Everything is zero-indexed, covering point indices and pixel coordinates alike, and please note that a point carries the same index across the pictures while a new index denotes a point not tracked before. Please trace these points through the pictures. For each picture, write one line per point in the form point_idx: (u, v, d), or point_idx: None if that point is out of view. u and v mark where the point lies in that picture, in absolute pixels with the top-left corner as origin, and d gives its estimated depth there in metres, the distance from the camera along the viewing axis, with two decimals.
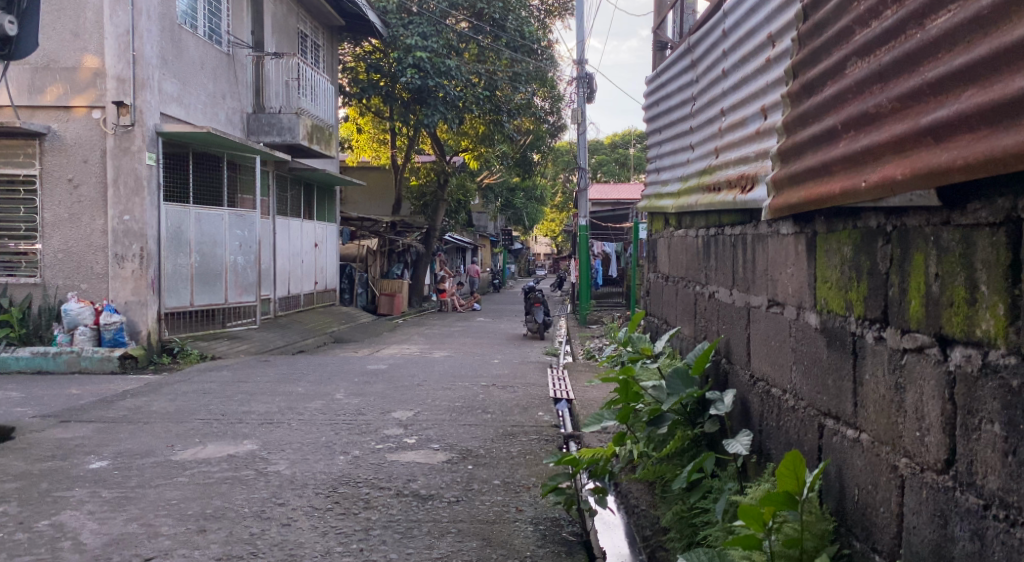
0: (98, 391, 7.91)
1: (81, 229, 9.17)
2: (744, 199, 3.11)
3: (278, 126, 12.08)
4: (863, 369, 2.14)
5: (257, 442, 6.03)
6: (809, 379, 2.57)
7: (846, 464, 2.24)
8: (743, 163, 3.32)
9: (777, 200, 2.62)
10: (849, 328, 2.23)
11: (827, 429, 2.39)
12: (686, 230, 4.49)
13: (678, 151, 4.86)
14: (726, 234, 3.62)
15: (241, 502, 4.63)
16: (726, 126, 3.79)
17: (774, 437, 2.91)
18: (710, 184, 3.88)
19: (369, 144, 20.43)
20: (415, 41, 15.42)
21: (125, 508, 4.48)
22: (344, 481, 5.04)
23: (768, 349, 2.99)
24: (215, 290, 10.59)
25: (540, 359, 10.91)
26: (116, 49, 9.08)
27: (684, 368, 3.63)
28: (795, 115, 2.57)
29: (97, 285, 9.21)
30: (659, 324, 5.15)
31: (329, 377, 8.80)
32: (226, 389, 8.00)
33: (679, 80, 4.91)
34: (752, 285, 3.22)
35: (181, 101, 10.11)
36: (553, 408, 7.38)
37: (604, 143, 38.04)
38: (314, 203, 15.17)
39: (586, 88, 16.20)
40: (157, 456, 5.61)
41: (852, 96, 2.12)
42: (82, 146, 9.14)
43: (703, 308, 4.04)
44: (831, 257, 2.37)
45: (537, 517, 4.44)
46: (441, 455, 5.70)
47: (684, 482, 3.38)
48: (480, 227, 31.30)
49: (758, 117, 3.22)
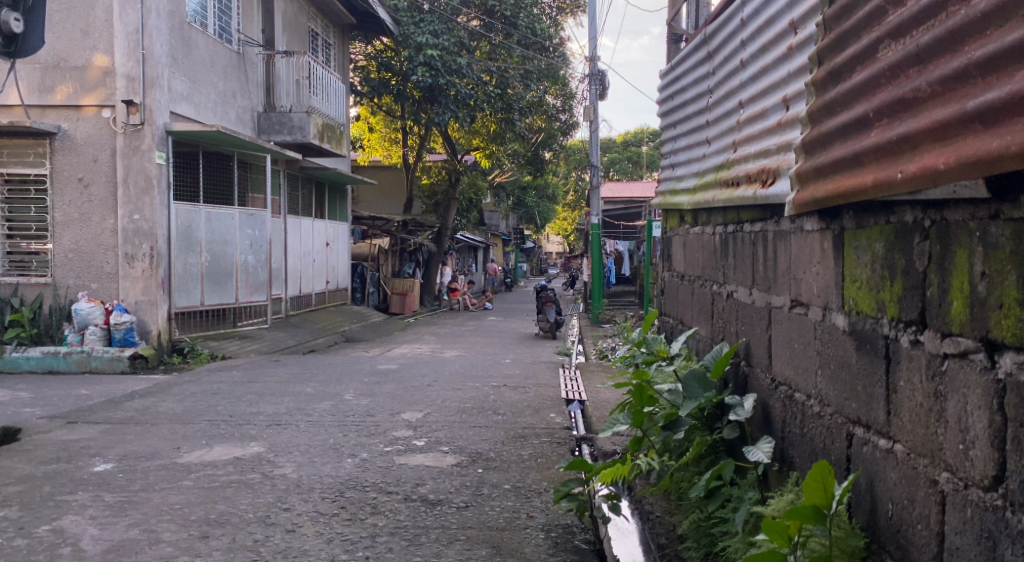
0: (107, 391, 7.83)
1: (91, 228, 9.10)
2: (766, 194, 2.98)
3: (289, 124, 11.98)
4: (897, 374, 2.00)
5: (264, 445, 5.92)
6: (836, 384, 2.43)
7: (878, 476, 2.11)
8: (764, 156, 3.19)
9: (801, 194, 2.48)
10: (881, 331, 2.09)
11: (856, 438, 2.26)
12: (703, 227, 4.35)
13: (694, 146, 4.72)
14: (745, 231, 3.47)
15: (245, 507, 4.52)
16: (745, 118, 3.65)
17: (798, 445, 2.77)
18: (728, 179, 3.74)
19: (381, 143, 20.33)
20: (426, 39, 15.29)
21: (127, 513, 4.37)
22: (352, 485, 4.93)
23: (791, 353, 2.86)
24: (226, 290, 10.51)
25: (551, 359, 10.78)
26: (126, 48, 9.01)
27: (701, 372, 3.54)
28: (819, 104, 2.43)
29: (107, 285, 9.14)
30: (674, 324, 5.01)
31: (338, 378, 8.70)
32: (234, 389, 7.90)
33: (694, 73, 4.77)
34: (773, 284, 3.08)
35: (191, 99, 10.03)
36: (565, 410, 7.25)
37: (616, 140, 37.83)
38: (325, 202, 15.08)
39: (598, 85, 16.05)
40: (162, 458, 5.50)
41: (885, 81, 1.97)
42: (92, 145, 9.07)
43: (720, 309, 3.91)
44: (860, 254, 2.23)
45: (549, 524, 4.31)
46: (450, 458, 5.57)
47: (702, 490, 3.26)
48: (492, 225, 31.21)
49: (779, 108, 3.07)
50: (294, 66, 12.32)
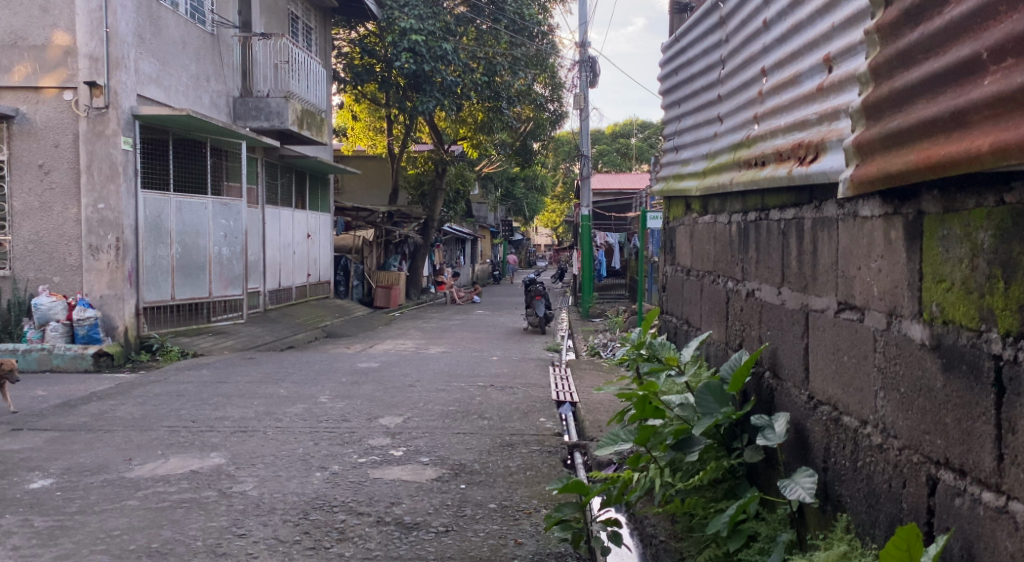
0: (65, 392, 7.25)
1: (52, 218, 8.48)
2: (806, 172, 2.46)
3: (266, 110, 11.37)
4: (1016, 411, 1.50)
5: (225, 456, 5.36)
6: (907, 413, 1.91)
7: (981, 542, 1.61)
8: (799, 129, 2.68)
9: (864, 167, 1.97)
10: (986, 351, 1.59)
11: (942, 485, 1.75)
12: (715, 215, 3.81)
13: (703, 126, 4.18)
14: (771, 219, 2.96)
15: (194, 533, 3.96)
16: (769, 89, 3.13)
17: (848, 481, 2.25)
18: (748, 159, 3.24)
19: (365, 132, 19.72)
20: (410, 24, 14.67)
21: (56, 543, 3.82)
22: (318, 505, 4.38)
23: (838, 368, 2.33)
24: (198, 284, 9.92)
25: (541, 356, 10.22)
26: (88, 26, 8.37)
27: (718, 384, 3.02)
28: (885, 54, 1.91)
29: (69, 278, 8.53)
30: (679, 324, 4.50)
31: (315, 377, 8.15)
32: (201, 391, 7.33)
33: (703, 42, 4.21)
34: (811, 283, 2.55)
35: (161, 82, 9.42)
36: (557, 413, 6.72)
37: (605, 132, 37.36)
38: (306, 192, 14.47)
39: (589, 72, 15.49)
40: (109, 472, 4.93)
41: (1005, 8, 1.50)
42: (52, 129, 8.44)
43: (737, 309, 3.39)
44: (949, 245, 1.72)
45: (540, 553, 3.77)
46: (430, 471, 5.02)
47: (723, 528, 2.69)
48: (480, 216, 30.60)
49: (820, 69, 2.56)
50: (272, 50, 11.64)
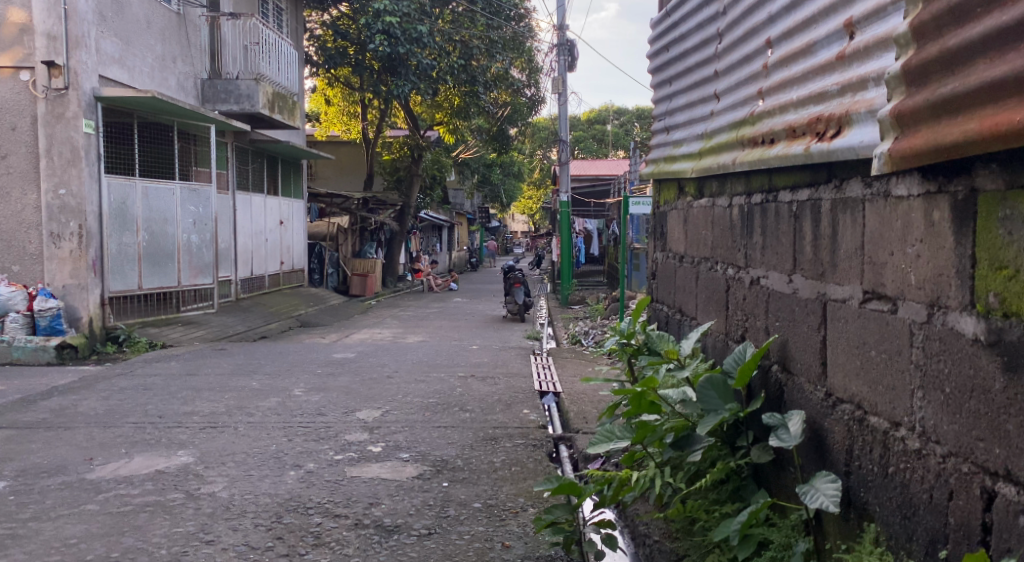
0: (25, 386, 6.92)
1: (10, 205, 8.06)
2: (828, 148, 2.25)
3: (235, 93, 11.00)
4: None
5: (193, 454, 5.07)
6: (955, 415, 1.73)
7: None
8: (816, 103, 2.46)
9: (908, 137, 1.79)
10: None
11: (1006, 498, 1.59)
12: (713, 198, 3.60)
13: (698, 104, 3.94)
14: (780, 201, 2.74)
15: (158, 540, 3.69)
16: (776, 61, 2.89)
17: (876, 488, 2.04)
18: (754, 137, 3.01)
19: (339, 117, 19.35)
20: (384, 6, 14.23)
21: (7, 553, 3.54)
22: (291, 507, 4.12)
23: (864, 363, 2.12)
24: (167, 272, 9.58)
25: (521, 344, 9.96)
26: (45, 3, 7.94)
27: (722, 379, 2.79)
28: (932, 10, 1.74)
29: (30, 267, 8.09)
30: (670, 313, 4.29)
31: (288, 369, 7.85)
32: (169, 384, 7.02)
33: (698, 14, 3.96)
34: (829, 270, 2.34)
35: (124, 62, 9.04)
36: (540, 403, 6.50)
37: (582, 118, 37.20)
38: (279, 177, 14.11)
39: (567, 55, 15.20)
40: (67, 474, 4.64)
41: None
42: (8, 111, 8.00)
43: (740, 298, 3.17)
44: (1012, 226, 1.56)
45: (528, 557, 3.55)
46: (411, 468, 4.77)
47: (733, 535, 2.48)
48: (456, 203, 30.27)
49: (841, 36, 2.33)
50: (241, 31, 11.20)
